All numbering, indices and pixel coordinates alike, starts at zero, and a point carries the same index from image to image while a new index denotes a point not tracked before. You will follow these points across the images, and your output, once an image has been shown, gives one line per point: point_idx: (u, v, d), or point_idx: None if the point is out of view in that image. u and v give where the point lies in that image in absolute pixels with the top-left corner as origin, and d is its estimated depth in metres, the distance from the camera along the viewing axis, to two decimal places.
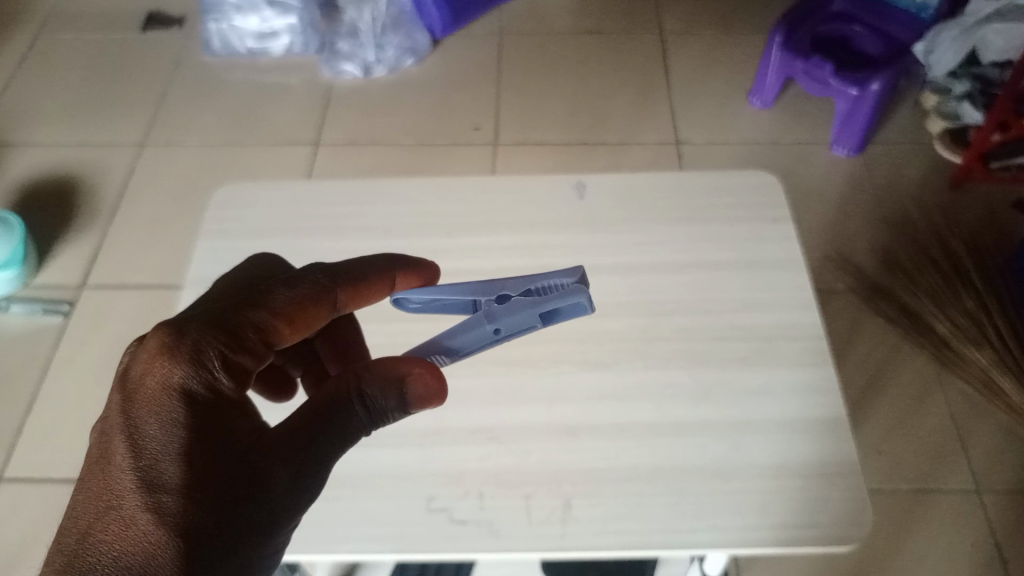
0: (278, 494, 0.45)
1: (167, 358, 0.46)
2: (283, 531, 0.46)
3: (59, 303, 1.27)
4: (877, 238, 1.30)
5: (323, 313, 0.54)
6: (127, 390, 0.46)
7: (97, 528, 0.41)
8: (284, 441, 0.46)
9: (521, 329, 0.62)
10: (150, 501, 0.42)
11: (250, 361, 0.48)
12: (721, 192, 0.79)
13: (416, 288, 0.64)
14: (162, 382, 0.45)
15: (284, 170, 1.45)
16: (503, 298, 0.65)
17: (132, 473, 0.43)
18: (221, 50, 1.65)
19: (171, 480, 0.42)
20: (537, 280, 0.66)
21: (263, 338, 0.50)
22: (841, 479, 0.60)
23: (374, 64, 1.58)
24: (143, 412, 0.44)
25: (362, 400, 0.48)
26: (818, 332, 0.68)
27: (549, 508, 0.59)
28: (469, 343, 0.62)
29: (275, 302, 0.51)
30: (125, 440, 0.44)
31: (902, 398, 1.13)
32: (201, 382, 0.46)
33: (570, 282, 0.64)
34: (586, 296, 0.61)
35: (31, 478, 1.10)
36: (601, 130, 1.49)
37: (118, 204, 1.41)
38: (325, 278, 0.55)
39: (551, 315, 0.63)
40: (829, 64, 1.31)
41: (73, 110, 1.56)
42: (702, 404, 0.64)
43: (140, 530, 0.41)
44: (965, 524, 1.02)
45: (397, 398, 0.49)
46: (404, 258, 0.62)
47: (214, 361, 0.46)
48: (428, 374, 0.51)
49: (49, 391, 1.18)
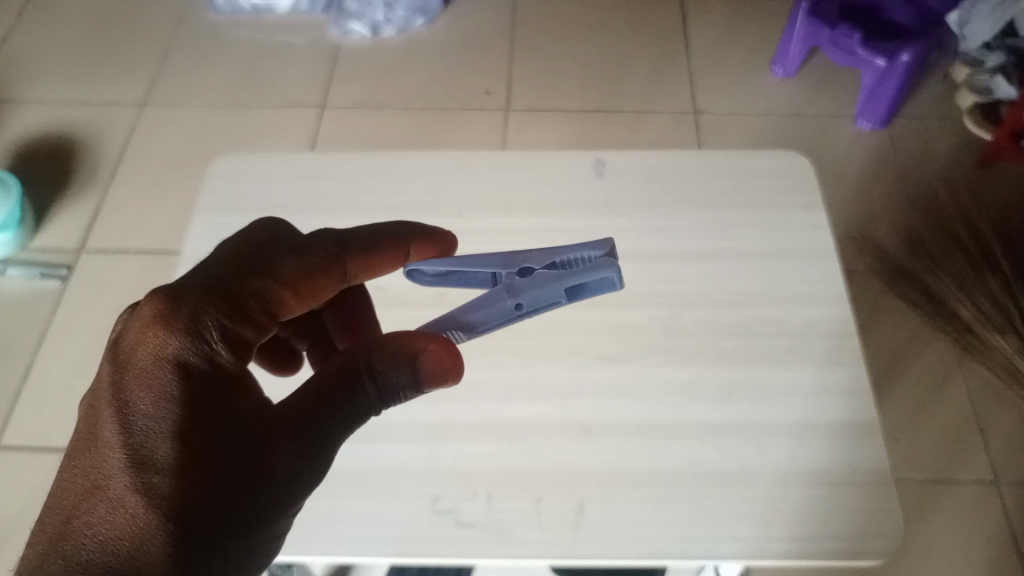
0: (280, 476, 0.42)
1: (161, 326, 0.42)
2: (285, 515, 0.43)
3: (58, 268, 1.24)
4: (902, 218, 1.26)
5: (331, 284, 0.51)
6: (118, 360, 0.42)
7: (81, 510, 0.38)
8: (285, 421, 0.43)
9: (545, 305, 0.55)
10: (139, 482, 0.39)
11: (252, 333, 0.45)
12: (750, 175, 0.74)
13: (431, 260, 0.58)
14: (155, 352, 0.42)
15: (289, 135, 1.40)
16: (525, 272, 0.57)
17: (121, 451, 0.39)
18: (225, 7, 1.59)
19: (162, 461, 0.39)
20: (563, 252, 0.57)
21: (265, 309, 0.46)
22: (870, 488, 0.56)
23: (383, 24, 1.53)
24: (135, 385, 0.41)
25: (372, 377, 0.44)
26: (849, 329, 0.64)
27: (562, 512, 0.56)
28: (490, 320, 0.55)
29: (282, 270, 0.48)
30: (114, 414, 0.40)
31: (921, 381, 1.10)
32: (198, 353, 0.42)
33: (597, 257, 0.56)
34: (615, 269, 0.53)
35: (28, 448, 1.07)
36: (617, 96, 1.44)
37: (118, 167, 1.37)
38: (334, 246, 0.52)
39: (578, 290, 0.55)
40: (857, 33, 1.27)
41: (73, 66, 1.51)
42: (726, 404, 0.60)
43: (127, 512, 0.38)
44: (982, 516, 0.99)
45: (409, 373, 0.45)
46: (422, 229, 0.59)
47: (212, 332, 0.43)
48: (443, 351, 0.47)
49: (46, 358, 1.15)
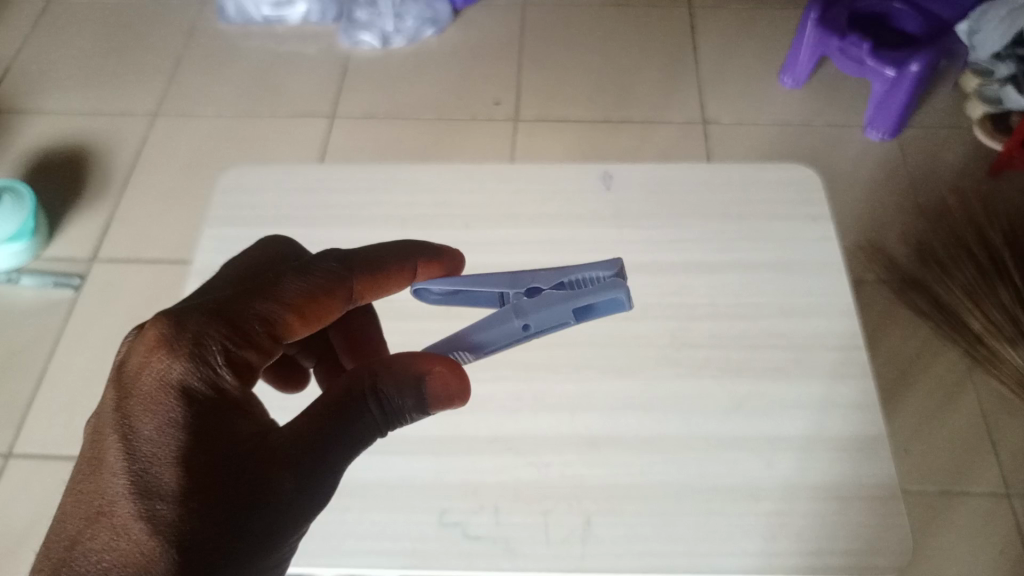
0: (284, 502, 0.42)
1: (165, 351, 0.43)
2: (289, 541, 0.43)
3: (70, 277, 1.25)
4: (912, 227, 1.25)
5: (337, 304, 0.51)
6: (122, 385, 0.43)
7: (85, 536, 0.38)
8: (290, 445, 0.43)
9: (554, 326, 0.56)
10: (143, 510, 0.39)
11: (256, 357, 0.46)
12: (758, 187, 0.74)
13: (438, 278, 0.60)
14: (159, 377, 0.42)
15: (300, 145, 1.41)
16: (533, 292, 0.60)
17: (126, 476, 0.40)
18: (237, 17, 1.60)
19: (166, 487, 0.40)
20: (571, 272, 0.59)
21: (270, 331, 0.47)
22: (878, 503, 0.56)
23: (393, 34, 1.54)
24: (139, 410, 0.42)
25: (376, 399, 0.45)
26: (857, 342, 0.64)
27: (570, 526, 0.56)
28: (497, 339, 0.57)
29: (285, 291, 0.48)
30: (118, 440, 0.41)
31: (932, 392, 1.09)
32: (202, 379, 0.43)
33: (606, 277, 0.58)
34: (625, 291, 0.55)
35: (40, 455, 1.08)
36: (625, 106, 1.44)
37: (129, 177, 1.38)
38: (340, 264, 0.52)
39: (585, 311, 0.57)
40: (866, 43, 1.27)
41: (86, 76, 1.53)
42: (733, 418, 0.60)
43: (130, 540, 0.38)
44: (993, 527, 0.98)
45: (414, 396, 0.46)
46: (429, 248, 0.59)
47: (216, 356, 0.43)
48: (449, 373, 0.48)
49: (60, 366, 1.16)
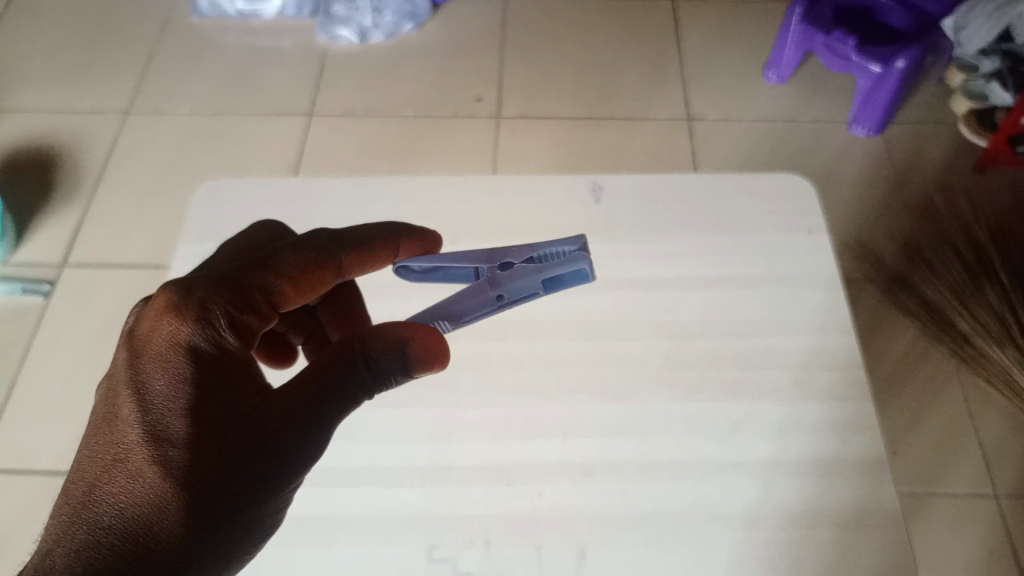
0: (283, 455, 0.46)
1: (174, 315, 0.46)
2: (286, 488, 0.47)
3: (40, 282, 1.21)
4: (899, 226, 1.24)
5: (328, 279, 0.53)
6: (134, 347, 0.46)
7: (103, 480, 0.43)
8: (287, 403, 0.47)
9: (524, 295, 0.58)
10: (157, 455, 0.43)
11: (257, 322, 0.49)
12: (750, 197, 0.72)
13: (419, 257, 0.61)
14: (170, 339, 0.46)
15: (278, 143, 1.37)
16: (506, 266, 0.61)
17: (139, 427, 0.44)
18: (210, 11, 1.56)
19: (177, 435, 0.44)
20: (539, 248, 0.61)
21: (269, 302, 0.49)
22: (879, 530, 0.55)
23: (371, 29, 1.50)
24: (150, 368, 0.45)
25: (366, 361, 0.48)
26: (855, 360, 0.62)
27: (563, 560, 0.54)
28: (472, 310, 0.60)
29: (283, 265, 0.50)
30: (131, 395, 0.45)
31: (921, 394, 1.09)
32: (207, 339, 0.46)
33: (571, 251, 0.60)
34: (588, 264, 0.57)
35: (10, 469, 1.04)
36: (610, 102, 1.42)
37: (100, 177, 1.34)
38: (331, 241, 0.54)
39: (554, 283, 0.58)
40: (852, 38, 1.24)
41: (54, 73, 1.48)
42: (731, 441, 0.59)
43: (146, 481, 0.42)
44: (984, 528, 0.97)
45: (400, 358, 0.49)
46: (404, 227, 0.60)
47: (220, 320, 0.47)
48: (431, 335, 0.51)
49: (31, 376, 1.13)
